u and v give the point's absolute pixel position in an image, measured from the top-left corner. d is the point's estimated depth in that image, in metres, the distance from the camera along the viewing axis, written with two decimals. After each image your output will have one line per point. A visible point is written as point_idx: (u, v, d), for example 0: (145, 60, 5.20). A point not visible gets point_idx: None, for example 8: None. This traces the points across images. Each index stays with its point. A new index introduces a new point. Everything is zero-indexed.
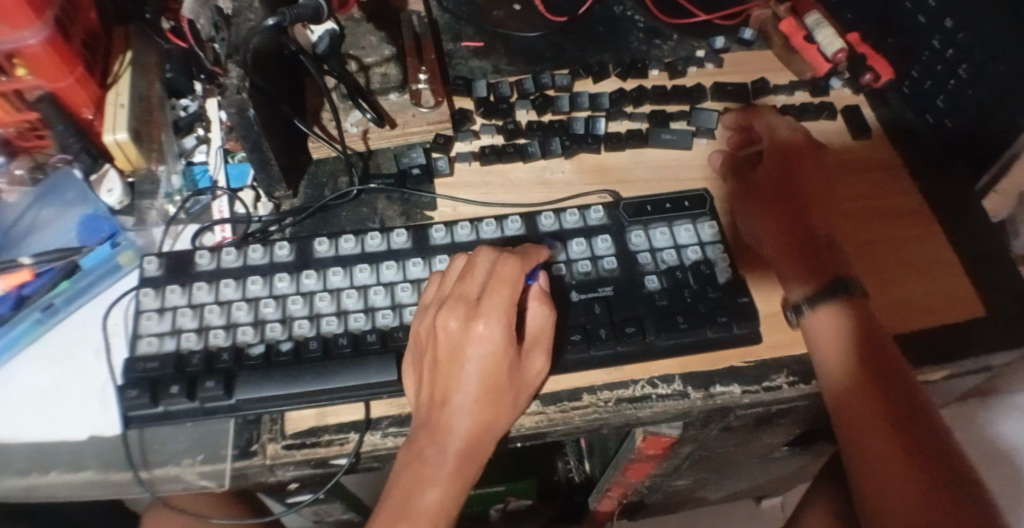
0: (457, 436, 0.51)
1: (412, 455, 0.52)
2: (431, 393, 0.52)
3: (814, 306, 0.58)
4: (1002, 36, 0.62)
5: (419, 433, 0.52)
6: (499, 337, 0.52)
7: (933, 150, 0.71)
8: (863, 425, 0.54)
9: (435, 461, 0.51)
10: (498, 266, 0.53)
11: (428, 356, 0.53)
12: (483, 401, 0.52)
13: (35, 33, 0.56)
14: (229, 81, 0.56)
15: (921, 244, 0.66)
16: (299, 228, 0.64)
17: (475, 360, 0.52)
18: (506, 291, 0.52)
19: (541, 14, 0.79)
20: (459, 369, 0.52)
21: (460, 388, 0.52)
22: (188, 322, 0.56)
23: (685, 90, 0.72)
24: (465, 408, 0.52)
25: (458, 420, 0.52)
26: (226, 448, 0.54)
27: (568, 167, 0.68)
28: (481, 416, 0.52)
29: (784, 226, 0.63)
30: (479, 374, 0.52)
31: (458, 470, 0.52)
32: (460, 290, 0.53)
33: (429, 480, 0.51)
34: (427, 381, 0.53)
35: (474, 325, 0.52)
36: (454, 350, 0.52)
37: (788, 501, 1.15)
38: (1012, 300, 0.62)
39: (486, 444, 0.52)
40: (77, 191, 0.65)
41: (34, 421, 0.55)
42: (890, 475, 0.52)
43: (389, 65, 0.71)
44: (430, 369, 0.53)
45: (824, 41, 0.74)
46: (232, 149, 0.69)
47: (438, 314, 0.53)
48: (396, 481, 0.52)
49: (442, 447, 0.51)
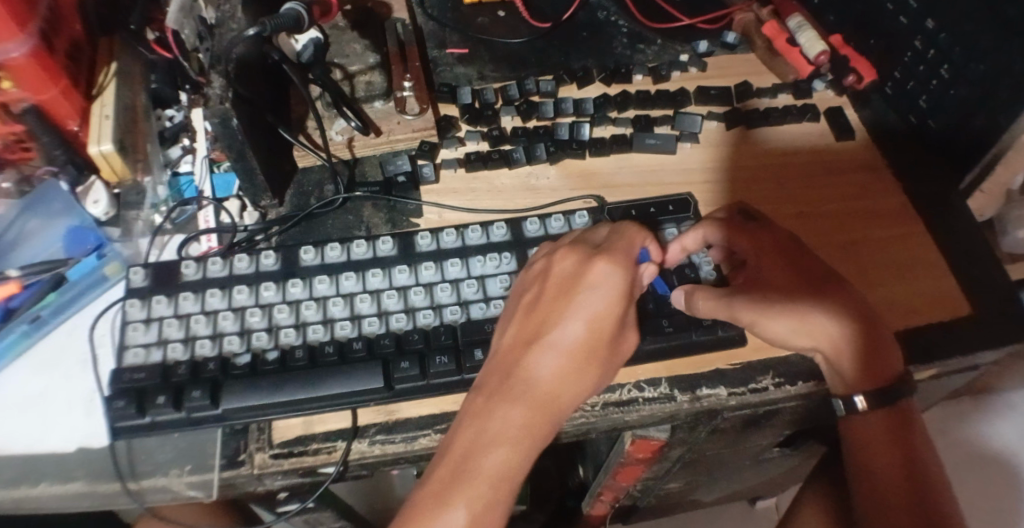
0: (542, 383, 0.49)
1: (484, 399, 0.49)
2: (523, 333, 0.51)
3: (812, 327, 0.56)
4: (983, 36, 0.63)
5: (502, 371, 0.50)
6: (618, 278, 0.52)
7: (917, 151, 0.72)
8: (872, 445, 0.57)
9: (507, 411, 0.48)
10: (622, 229, 0.56)
11: (529, 292, 0.53)
12: (576, 352, 0.50)
13: (18, 45, 0.56)
14: (212, 91, 0.56)
15: (903, 244, 0.66)
16: (285, 236, 0.64)
17: (587, 296, 0.51)
18: (623, 244, 0.54)
19: (526, 20, 0.79)
20: (564, 307, 0.51)
21: (565, 326, 0.50)
22: (174, 332, 0.56)
23: (669, 94, 0.72)
24: (559, 353, 0.50)
25: (550, 361, 0.50)
26: (213, 458, 0.54)
27: (554, 172, 0.69)
28: (568, 366, 0.50)
29: (808, 274, 0.58)
30: (587, 313, 0.51)
31: (533, 424, 0.48)
32: (582, 241, 0.56)
33: (501, 429, 0.48)
34: (523, 322, 0.52)
35: (594, 263, 0.52)
36: (567, 285, 0.52)
37: (781, 501, 1.16)
38: (998, 298, 0.63)
39: (567, 400, 0.50)
40: (62, 201, 0.65)
41: (20, 433, 0.55)
42: (881, 476, 0.56)
43: (373, 73, 0.71)
44: (527, 309, 0.53)
45: (806, 44, 0.74)
46: (217, 159, 0.69)
47: (557, 253, 0.54)
48: (461, 427, 0.48)
49: (525, 385, 0.49)
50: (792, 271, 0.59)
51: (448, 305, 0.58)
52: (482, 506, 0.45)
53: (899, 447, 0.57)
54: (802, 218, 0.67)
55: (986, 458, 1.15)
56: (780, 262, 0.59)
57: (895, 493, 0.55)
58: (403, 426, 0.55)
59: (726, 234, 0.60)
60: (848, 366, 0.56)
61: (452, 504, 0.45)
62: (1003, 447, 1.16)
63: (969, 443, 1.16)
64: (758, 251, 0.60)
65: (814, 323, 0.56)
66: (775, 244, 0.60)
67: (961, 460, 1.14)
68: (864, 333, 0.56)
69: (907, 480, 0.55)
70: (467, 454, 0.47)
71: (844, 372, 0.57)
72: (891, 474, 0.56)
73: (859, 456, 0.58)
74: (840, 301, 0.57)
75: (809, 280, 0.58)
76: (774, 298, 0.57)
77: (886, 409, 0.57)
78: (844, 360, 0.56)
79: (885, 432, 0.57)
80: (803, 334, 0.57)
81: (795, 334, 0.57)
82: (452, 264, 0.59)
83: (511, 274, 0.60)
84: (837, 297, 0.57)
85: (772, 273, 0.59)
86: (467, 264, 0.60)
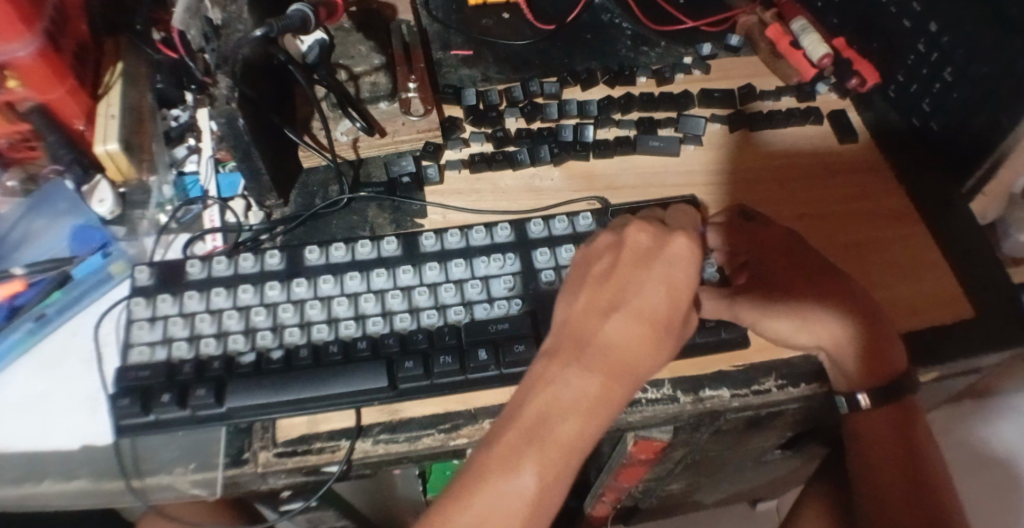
0: (613, 354, 0.47)
1: (553, 368, 0.47)
2: (593, 305, 0.48)
3: (814, 323, 0.58)
4: (985, 38, 0.63)
5: (570, 340, 0.48)
6: (699, 251, 0.48)
7: (919, 153, 0.72)
8: (874, 444, 0.59)
9: (578, 382, 0.46)
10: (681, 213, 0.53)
11: (602, 261, 0.50)
12: (653, 328, 0.47)
13: (25, 45, 0.56)
14: (219, 92, 0.56)
15: (907, 244, 0.66)
16: (290, 236, 0.64)
17: (664, 269, 0.48)
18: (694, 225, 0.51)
19: (529, 22, 0.79)
20: (637, 278, 0.48)
21: (637, 298, 0.47)
22: (179, 331, 0.56)
23: (672, 96, 0.72)
24: (634, 327, 0.47)
25: (619, 333, 0.47)
26: (217, 457, 0.54)
27: (557, 173, 0.69)
28: (645, 338, 0.47)
29: (807, 273, 0.60)
30: (668, 287, 0.47)
31: (604, 396, 0.46)
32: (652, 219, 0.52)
33: (572, 399, 0.46)
34: (592, 293, 0.49)
35: (674, 236, 0.48)
36: (640, 258, 0.48)
37: (783, 504, 1.16)
38: (1001, 300, 0.63)
39: (639, 372, 0.47)
40: (68, 201, 0.65)
41: (23, 430, 0.55)
42: (886, 476, 0.58)
43: (378, 74, 0.71)
44: (595, 279, 0.49)
45: (809, 46, 0.75)
46: (223, 159, 0.69)
47: (630, 225, 0.50)
48: (530, 396, 0.46)
49: (593, 357, 0.47)
50: (792, 271, 0.60)
51: (452, 305, 0.58)
52: (546, 475, 0.44)
53: (901, 447, 0.58)
54: (807, 218, 0.68)
55: (987, 459, 1.16)
56: (781, 262, 0.61)
57: (891, 492, 0.58)
58: (407, 426, 0.55)
59: (729, 238, 0.62)
60: (849, 364, 0.57)
61: (517, 472, 0.44)
62: (1006, 448, 1.16)
63: (971, 446, 1.17)
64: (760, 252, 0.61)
65: (815, 320, 0.58)
66: (775, 245, 0.61)
67: (966, 463, 1.15)
68: (865, 331, 0.57)
69: (906, 480, 0.58)
70: (538, 422, 0.45)
71: (847, 370, 0.58)
72: (891, 473, 0.58)
73: (861, 452, 0.60)
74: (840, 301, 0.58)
75: (809, 279, 0.59)
76: (774, 299, 0.58)
77: (889, 408, 0.58)
78: (844, 358, 0.57)
79: (888, 433, 0.59)
80: (803, 333, 0.58)
81: (796, 334, 0.58)
82: (457, 265, 0.59)
83: (515, 275, 0.60)
84: (836, 296, 0.58)
85: (773, 274, 0.60)
86: (471, 265, 0.60)
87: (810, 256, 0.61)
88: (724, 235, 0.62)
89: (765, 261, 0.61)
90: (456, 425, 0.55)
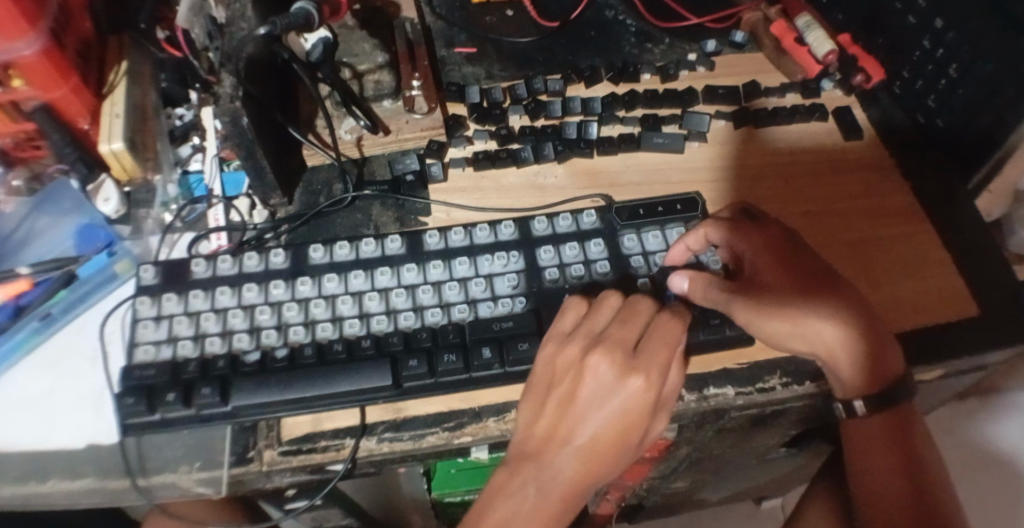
0: (566, 479, 0.51)
1: (513, 481, 0.51)
2: (551, 429, 0.52)
3: (809, 323, 0.57)
4: (991, 34, 0.63)
5: (525, 462, 0.51)
6: (655, 391, 0.51)
7: (924, 150, 0.72)
8: (870, 447, 0.59)
9: (534, 504, 0.51)
10: (662, 327, 0.53)
11: (564, 385, 0.53)
12: (597, 456, 0.52)
13: (29, 44, 0.57)
14: (223, 90, 0.56)
15: (910, 242, 0.66)
16: (294, 234, 0.64)
17: (615, 406, 0.51)
18: (667, 345, 0.52)
19: (533, 19, 0.79)
20: (587, 409, 0.52)
21: (585, 429, 0.52)
22: (184, 329, 0.56)
23: (677, 93, 0.72)
24: (580, 458, 0.51)
25: (570, 460, 0.51)
26: (222, 455, 0.54)
27: (561, 171, 0.69)
28: (588, 470, 0.52)
29: (804, 276, 0.58)
30: (614, 424, 0.51)
31: (555, 514, 0.51)
32: (617, 338, 0.53)
33: (527, 518, 0.51)
34: (550, 415, 0.52)
35: (630, 377, 0.51)
36: (599, 393, 0.52)
37: (788, 502, 1.16)
38: (1007, 299, 0.63)
39: (588, 491, 0.52)
40: (73, 199, 0.66)
41: (29, 428, 0.55)
42: (885, 476, 0.58)
43: (382, 72, 0.71)
44: (559, 400, 0.52)
45: (814, 43, 0.75)
46: (227, 157, 0.69)
47: (592, 354, 0.52)
48: (489, 509, 0.51)
49: (546, 482, 0.51)
50: (788, 272, 0.59)
51: (456, 304, 0.58)
52: None
53: (900, 449, 0.58)
54: (808, 217, 0.67)
55: (991, 458, 1.15)
56: (779, 264, 0.59)
57: (890, 493, 0.57)
58: (411, 424, 0.55)
59: (733, 236, 0.60)
60: (845, 370, 0.57)
61: None
62: (1013, 448, 1.16)
63: (978, 445, 1.17)
64: (760, 251, 0.60)
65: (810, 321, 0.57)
66: (773, 244, 0.60)
67: (974, 461, 1.15)
68: (865, 335, 0.56)
69: (903, 480, 0.57)
70: None
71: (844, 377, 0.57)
72: (888, 474, 0.58)
73: (858, 454, 0.60)
74: (838, 304, 0.57)
75: (805, 281, 0.58)
76: (772, 300, 0.57)
77: (886, 411, 0.57)
78: (839, 364, 0.56)
79: (885, 433, 0.58)
80: (797, 336, 0.57)
81: (790, 337, 0.57)
82: (460, 263, 0.59)
83: (518, 273, 0.60)
84: (832, 297, 0.58)
85: (774, 274, 0.59)
86: (475, 263, 0.60)
87: (809, 258, 0.60)
88: (725, 230, 0.60)
89: (760, 259, 0.60)
90: (460, 423, 0.55)
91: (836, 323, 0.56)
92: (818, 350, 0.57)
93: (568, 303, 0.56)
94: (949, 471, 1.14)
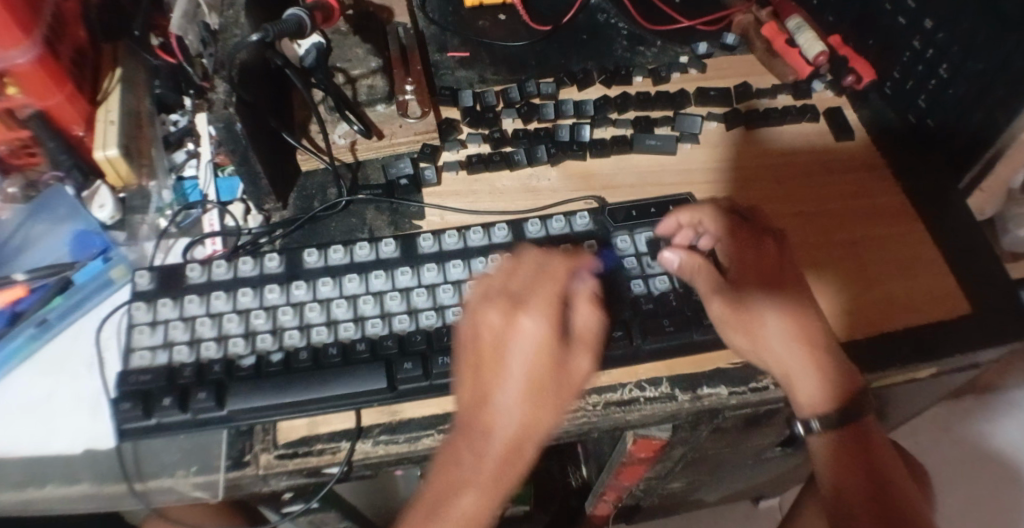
0: (503, 439, 0.50)
1: (453, 452, 0.50)
2: (472, 390, 0.51)
3: (782, 334, 0.57)
4: (981, 33, 0.63)
5: (457, 435, 0.51)
6: (546, 331, 0.51)
7: (916, 149, 0.72)
8: (839, 458, 0.56)
9: (471, 472, 0.50)
10: (548, 265, 0.53)
11: (468, 354, 0.52)
12: (531, 397, 0.50)
13: (25, 52, 0.57)
14: (216, 96, 0.56)
15: (901, 241, 0.67)
16: (288, 239, 0.65)
17: (521, 351, 0.51)
18: (550, 284, 0.52)
19: (526, 23, 0.80)
20: (504, 365, 0.51)
21: (497, 383, 0.51)
22: (179, 334, 0.57)
23: (669, 95, 0.73)
24: (514, 407, 0.50)
25: (500, 422, 0.50)
26: (219, 459, 0.54)
27: (554, 173, 0.69)
28: (519, 425, 0.50)
29: (787, 282, 0.59)
30: (522, 371, 0.50)
31: (496, 478, 0.50)
32: (503, 286, 0.53)
33: (466, 484, 0.49)
34: (471, 379, 0.52)
35: (519, 320, 0.51)
36: (499, 343, 0.51)
37: (785, 501, 1.16)
38: (998, 295, 0.63)
39: (531, 449, 0.50)
40: (68, 206, 0.66)
41: (26, 434, 0.55)
42: (860, 480, 0.55)
43: (376, 77, 0.71)
44: (473, 363, 0.52)
45: (806, 44, 0.75)
46: (221, 163, 0.70)
47: (481, 308, 0.52)
48: (432, 482, 0.51)
49: (479, 450, 0.50)
50: (772, 282, 0.59)
51: (450, 307, 0.58)
52: None
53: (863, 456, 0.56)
54: (801, 217, 0.68)
55: (986, 454, 1.17)
56: (764, 268, 0.59)
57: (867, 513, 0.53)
58: (407, 427, 0.55)
59: (733, 247, 0.60)
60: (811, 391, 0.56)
61: None
62: (1005, 443, 1.18)
63: (972, 441, 1.18)
64: (751, 261, 0.60)
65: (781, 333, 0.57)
66: (758, 250, 0.60)
67: (968, 457, 1.16)
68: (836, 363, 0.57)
69: (872, 494, 0.54)
70: (435, 506, 0.50)
71: (806, 392, 0.56)
72: (857, 490, 0.55)
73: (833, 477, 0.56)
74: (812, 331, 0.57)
75: (787, 294, 0.59)
76: (754, 313, 0.58)
77: (847, 431, 0.56)
78: (799, 391, 0.57)
79: (845, 443, 0.56)
80: (763, 348, 0.57)
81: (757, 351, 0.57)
82: (454, 265, 0.60)
83: None
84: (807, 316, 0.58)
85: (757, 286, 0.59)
86: (470, 265, 0.60)
87: (797, 281, 0.59)
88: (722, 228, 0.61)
89: (743, 258, 0.60)
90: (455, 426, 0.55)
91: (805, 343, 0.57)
92: (785, 365, 0.57)
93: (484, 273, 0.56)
94: (945, 469, 1.15)
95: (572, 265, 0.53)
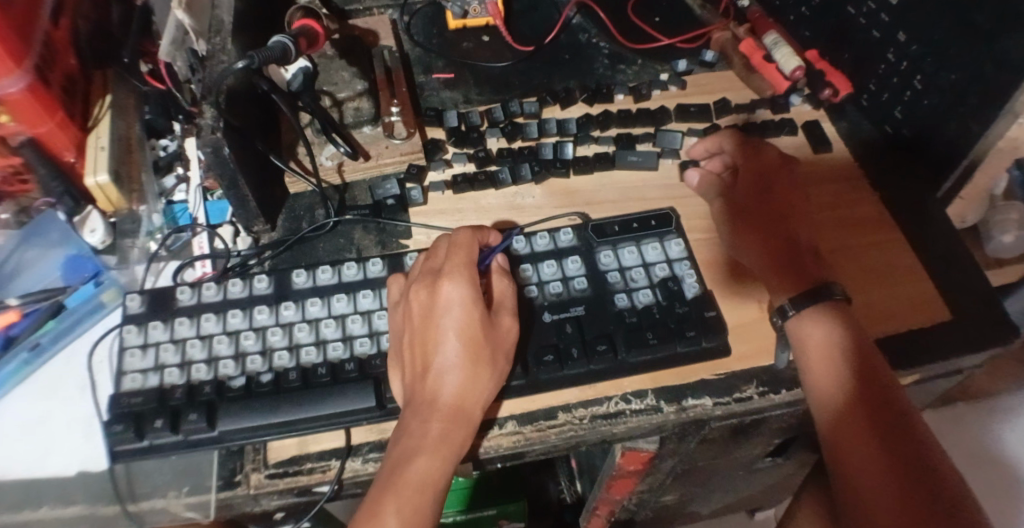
0: (447, 401, 0.53)
1: (410, 424, 0.53)
2: (414, 362, 0.55)
3: (757, 240, 0.64)
4: (952, 45, 0.65)
5: (407, 411, 0.54)
6: (467, 293, 0.56)
7: (894, 159, 0.74)
8: (847, 442, 0.54)
9: (422, 435, 0.52)
10: (455, 238, 0.60)
11: (405, 332, 0.56)
12: (467, 356, 0.55)
13: (17, 81, 0.58)
14: (203, 121, 0.58)
15: (880, 249, 0.68)
16: (277, 260, 0.65)
17: (450, 314, 0.55)
18: (462, 252, 0.58)
19: (509, 44, 0.81)
20: (436, 331, 0.55)
21: (434, 350, 0.55)
22: (170, 357, 0.57)
23: (649, 112, 0.74)
24: (454, 368, 0.54)
25: (443, 385, 0.54)
26: (210, 479, 0.55)
27: (538, 191, 0.70)
28: (462, 384, 0.54)
29: (767, 201, 0.66)
30: (454, 331, 0.55)
31: (446, 437, 0.52)
32: (427, 266, 0.59)
33: (422, 445, 0.52)
34: (411, 354, 0.56)
35: (444, 286, 0.56)
36: (428, 313, 0.56)
37: (781, 511, 1.17)
38: (979, 302, 0.64)
39: (474, 407, 0.54)
40: (59, 231, 0.66)
41: (20, 457, 0.56)
42: (869, 457, 0.52)
43: (362, 99, 0.73)
44: (411, 338, 0.56)
45: (783, 60, 0.77)
46: (211, 187, 0.71)
47: (411, 290, 0.57)
48: (391, 451, 0.53)
49: (426, 416, 0.53)
50: (757, 196, 0.67)
51: None
52: (411, 516, 0.50)
53: (871, 431, 0.53)
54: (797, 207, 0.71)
55: (978, 457, 1.18)
56: (754, 186, 0.67)
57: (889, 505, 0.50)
58: None
59: (749, 189, 0.67)
60: (823, 388, 0.56)
61: (382, 516, 0.50)
62: (997, 447, 1.19)
63: (965, 446, 1.19)
64: (754, 193, 0.67)
65: (756, 235, 0.64)
66: (754, 177, 0.68)
67: (962, 461, 1.17)
68: (853, 359, 0.56)
69: (886, 470, 0.51)
70: (395, 466, 0.52)
71: (774, 280, 0.62)
72: (871, 482, 0.51)
73: (839, 470, 0.53)
74: (787, 251, 0.63)
75: (772, 209, 0.65)
76: (741, 228, 0.65)
77: (852, 413, 0.54)
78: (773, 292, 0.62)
79: (851, 427, 0.54)
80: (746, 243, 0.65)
81: (734, 262, 0.65)
82: None
83: None
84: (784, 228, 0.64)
85: (749, 209, 0.66)
86: None
87: (782, 203, 0.66)
88: (734, 147, 0.70)
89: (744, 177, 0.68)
90: None
91: (772, 259, 0.63)
92: (805, 350, 0.58)
93: (415, 256, 0.63)
94: None
95: (477, 239, 0.60)
